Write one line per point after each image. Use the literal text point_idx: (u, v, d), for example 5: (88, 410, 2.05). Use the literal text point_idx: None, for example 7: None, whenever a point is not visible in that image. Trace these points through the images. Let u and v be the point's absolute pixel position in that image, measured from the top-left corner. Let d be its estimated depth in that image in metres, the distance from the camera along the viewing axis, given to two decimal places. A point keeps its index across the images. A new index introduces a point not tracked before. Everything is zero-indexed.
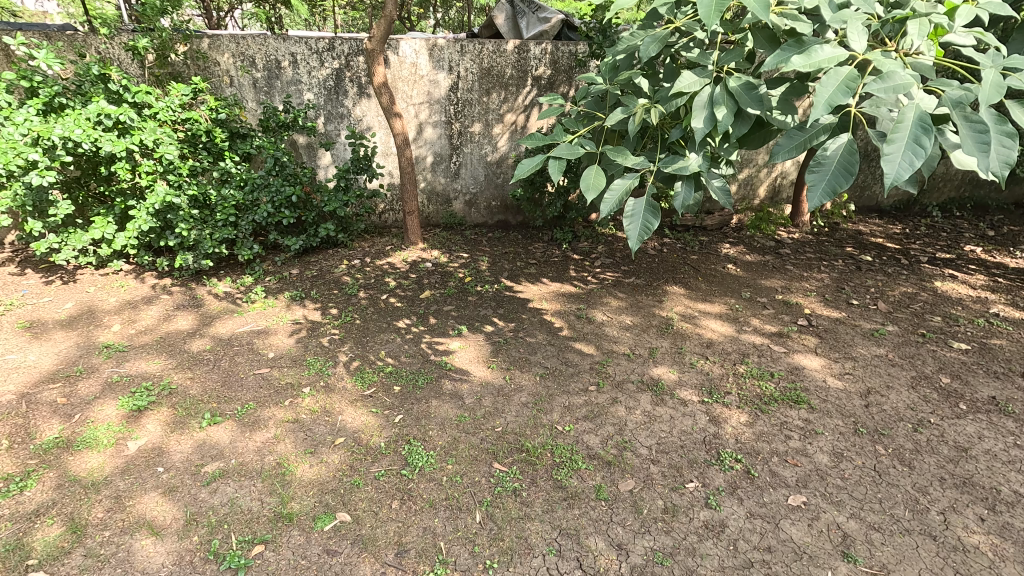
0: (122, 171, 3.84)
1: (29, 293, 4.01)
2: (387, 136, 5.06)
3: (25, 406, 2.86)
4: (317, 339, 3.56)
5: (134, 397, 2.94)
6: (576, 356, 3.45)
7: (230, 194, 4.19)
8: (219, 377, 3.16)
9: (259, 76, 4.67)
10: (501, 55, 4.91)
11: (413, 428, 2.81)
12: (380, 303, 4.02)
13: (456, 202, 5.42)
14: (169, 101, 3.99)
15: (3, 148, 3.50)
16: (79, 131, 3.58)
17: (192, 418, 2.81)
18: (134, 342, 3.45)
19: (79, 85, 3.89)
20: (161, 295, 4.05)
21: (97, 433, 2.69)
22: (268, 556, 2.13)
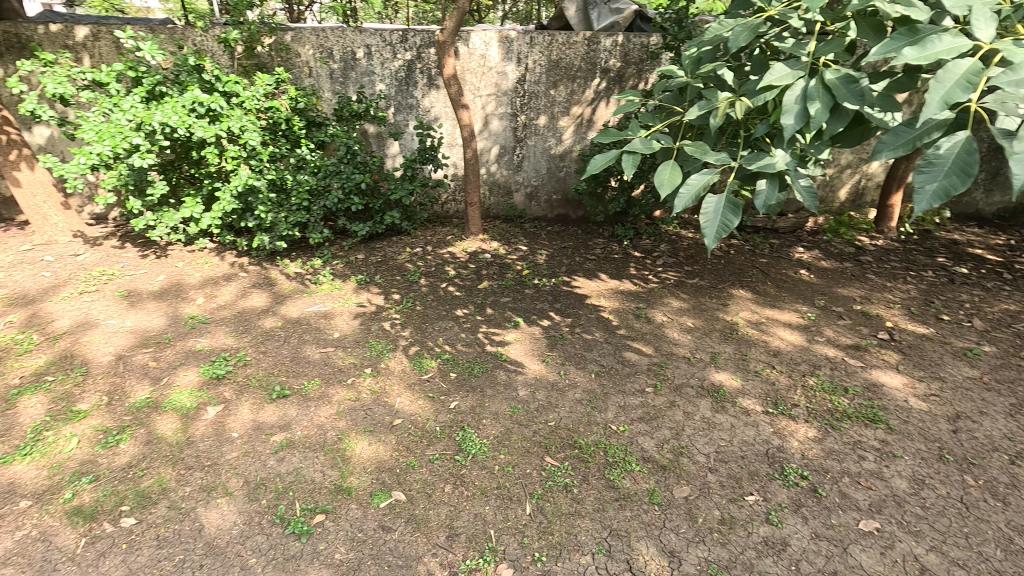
0: (211, 156, 4.12)
1: (127, 264, 4.41)
2: (453, 127, 5.14)
3: (121, 367, 3.15)
4: (379, 323, 3.68)
5: (214, 365, 3.18)
6: (633, 356, 3.38)
7: (305, 179, 4.40)
8: (288, 353, 3.34)
9: (336, 66, 4.86)
10: (571, 47, 4.84)
11: (467, 416, 2.86)
12: (439, 291, 4.10)
13: (518, 194, 5.43)
14: (254, 90, 4.24)
15: (112, 132, 3.85)
16: (176, 117, 3.86)
17: (264, 390, 3.00)
18: (215, 315, 3.72)
19: (177, 75, 4.19)
20: (239, 273, 4.33)
21: (182, 396, 2.93)
22: (328, 526, 2.24)
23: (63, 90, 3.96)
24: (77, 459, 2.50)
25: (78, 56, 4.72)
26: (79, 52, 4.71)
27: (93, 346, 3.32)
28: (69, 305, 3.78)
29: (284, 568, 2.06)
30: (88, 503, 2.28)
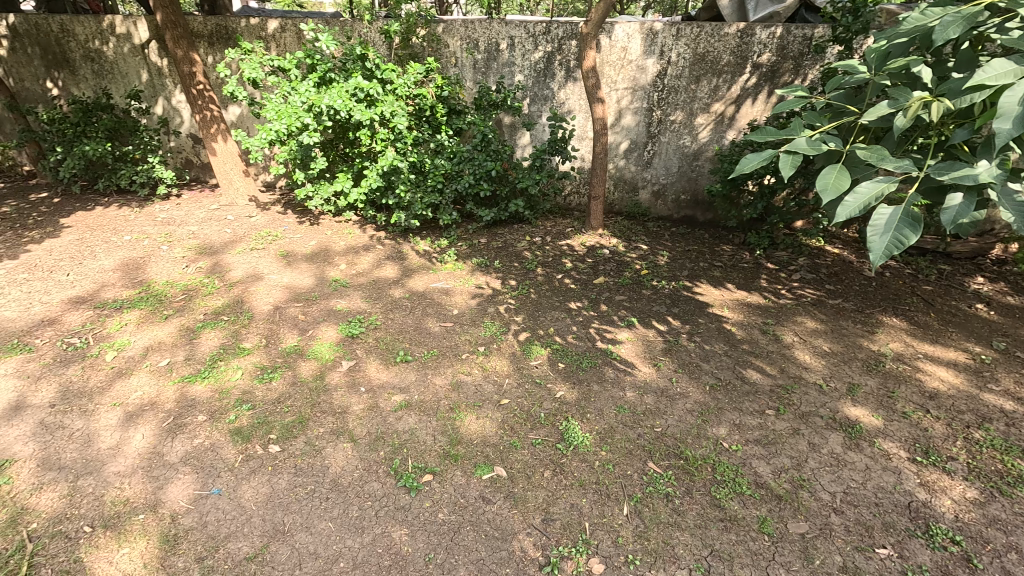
0: (364, 137, 4.55)
1: (288, 228, 5.06)
2: (585, 120, 5.12)
3: (277, 315, 3.65)
4: (494, 306, 3.83)
5: (350, 325, 3.55)
6: (755, 374, 3.14)
7: (441, 163, 4.67)
8: (412, 323, 3.62)
9: (480, 57, 5.09)
10: (721, 40, 4.56)
11: (572, 407, 2.88)
12: (555, 281, 4.15)
13: (643, 191, 5.28)
14: (406, 78, 4.58)
15: (289, 112, 4.40)
16: (340, 101, 4.32)
17: (390, 353, 3.29)
18: (354, 281, 4.13)
19: (344, 63, 4.63)
20: (377, 245, 4.75)
21: (323, 348, 3.32)
22: (435, 486, 2.40)
23: (256, 74, 4.61)
24: (240, 388, 2.95)
25: (268, 46, 5.47)
26: (269, 42, 5.45)
27: (258, 296, 3.88)
28: (243, 258, 4.44)
29: (395, 516, 2.25)
30: (246, 426, 2.68)
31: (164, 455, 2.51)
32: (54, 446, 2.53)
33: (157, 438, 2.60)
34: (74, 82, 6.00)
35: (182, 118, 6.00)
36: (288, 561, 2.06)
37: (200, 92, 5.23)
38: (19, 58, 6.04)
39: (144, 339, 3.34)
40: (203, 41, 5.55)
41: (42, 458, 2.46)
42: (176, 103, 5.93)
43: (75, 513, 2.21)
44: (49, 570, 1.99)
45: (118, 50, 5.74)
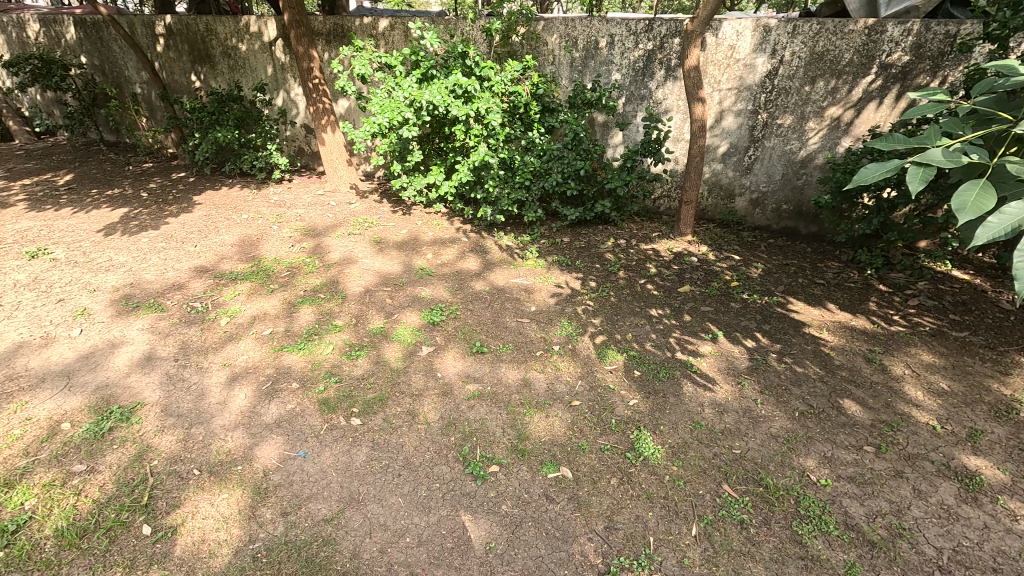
0: (459, 132, 4.69)
1: (383, 216, 5.36)
2: (683, 121, 4.92)
3: (367, 298, 3.88)
4: (572, 306, 3.81)
5: (431, 313, 3.69)
6: (854, 405, 2.87)
7: (530, 160, 4.70)
8: (490, 316, 3.69)
9: (578, 55, 5.06)
10: (844, 37, 4.17)
11: (645, 417, 2.80)
12: (637, 286, 4.04)
13: (740, 198, 4.98)
14: (503, 76, 4.66)
15: (392, 107, 4.65)
16: (439, 97, 4.48)
17: (467, 343, 3.38)
18: (438, 271, 4.29)
19: (446, 60, 4.80)
20: (463, 237, 4.90)
21: (405, 332, 3.49)
22: (500, 477, 2.44)
23: (365, 70, 4.91)
24: (330, 361, 3.18)
25: (377, 43, 5.80)
26: (379, 40, 5.78)
27: (351, 278, 4.15)
28: (341, 242, 4.77)
29: (460, 502, 2.32)
30: (332, 398, 2.89)
31: (261, 414, 2.76)
32: (175, 395, 2.88)
33: (257, 399, 2.87)
34: (213, 75, 6.76)
35: (298, 110, 6.54)
36: (360, 528, 2.19)
37: (315, 87, 5.66)
38: (172, 54, 6.90)
39: (253, 309, 3.70)
40: (321, 38, 6.00)
41: (164, 405, 2.81)
42: (294, 96, 6.47)
43: (187, 456, 2.50)
44: (164, 503, 2.26)
45: (250, 47, 6.37)
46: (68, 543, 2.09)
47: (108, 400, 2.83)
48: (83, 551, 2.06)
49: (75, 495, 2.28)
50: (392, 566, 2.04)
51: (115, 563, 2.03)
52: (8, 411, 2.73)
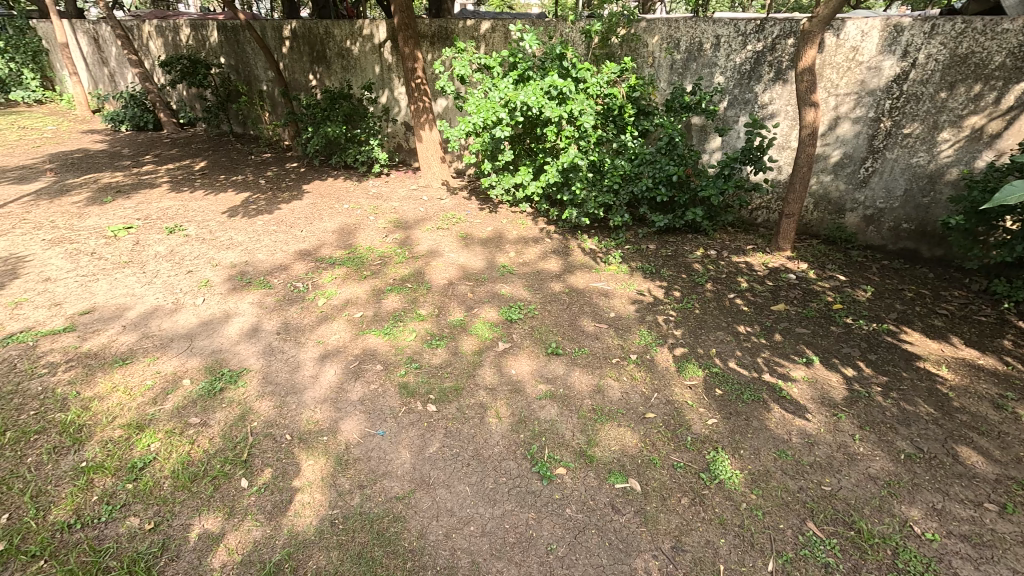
0: (550, 133, 4.71)
1: (470, 213, 5.52)
2: (791, 128, 4.58)
3: (449, 290, 4.02)
4: (653, 315, 3.69)
5: (509, 310, 3.75)
6: (975, 455, 2.53)
7: (621, 163, 4.61)
8: (567, 318, 3.68)
9: (679, 57, 4.89)
10: (995, 38, 3.68)
11: (724, 438, 2.65)
12: (725, 300, 3.83)
13: (851, 214, 4.55)
14: (599, 78, 4.61)
15: (487, 107, 4.77)
16: (534, 98, 4.53)
17: (542, 343, 3.40)
18: (519, 270, 4.34)
19: (543, 62, 4.84)
20: (546, 238, 4.92)
21: (483, 327, 3.57)
22: (567, 480, 2.43)
23: (465, 71, 5.08)
24: (412, 348, 3.34)
25: (478, 45, 5.98)
26: (480, 41, 5.95)
27: (436, 270, 4.32)
28: (430, 235, 4.98)
29: (525, 499, 2.34)
30: (411, 382, 3.03)
31: (347, 391, 2.96)
32: (275, 366, 3.17)
33: (344, 377, 3.08)
34: (328, 75, 7.32)
35: (400, 108, 6.90)
36: (428, 510, 2.27)
37: (417, 86, 5.95)
38: (295, 55, 7.57)
39: (346, 293, 3.97)
40: (427, 40, 6.29)
41: (266, 373, 3.10)
42: (397, 95, 6.84)
43: (282, 422, 2.74)
44: (260, 461, 2.50)
45: (362, 49, 6.82)
46: (181, 485, 2.37)
47: (221, 363, 3.18)
48: (192, 494, 2.33)
49: (189, 444, 2.58)
50: (455, 551, 2.11)
51: (217, 508, 2.27)
52: (143, 364, 3.15)
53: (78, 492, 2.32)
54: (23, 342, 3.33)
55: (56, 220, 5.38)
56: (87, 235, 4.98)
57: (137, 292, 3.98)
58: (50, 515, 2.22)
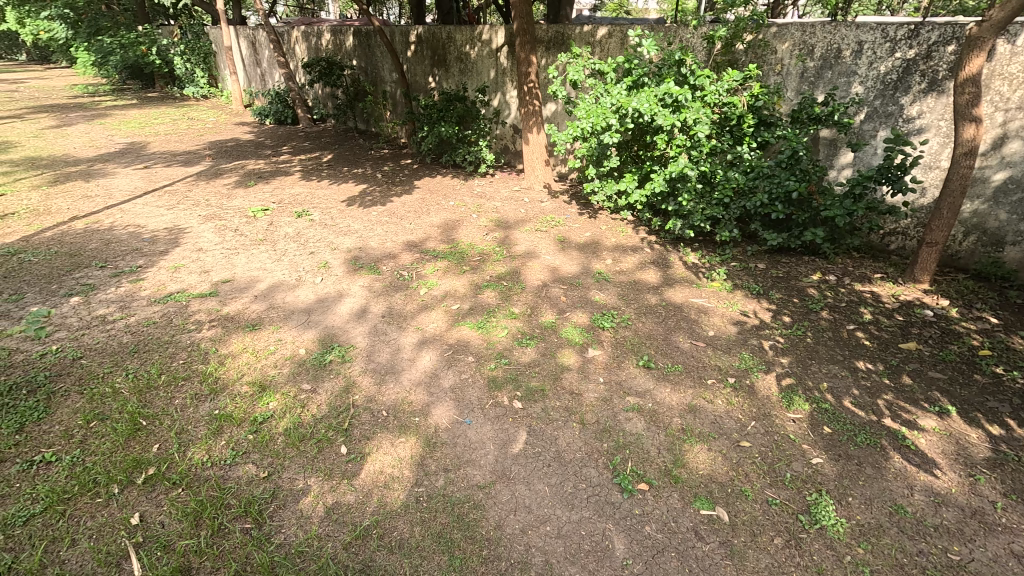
0: (660, 141, 4.57)
1: (569, 217, 5.53)
2: (942, 145, 4.05)
3: (543, 291, 4.07)
4: (757, 338, 3.46)
5: (602, 317, 3.71)
6: None
7: (734, 176, 4.35)
8: (662, 332, 3.56)
9: (812, 65, 4.52)
10: None
11: (829, 481, 2.42)
12: (843, 332, 3.48)
13: (1013, 248, 3.93)
14: (720, 85, 4.38)
15: (598, 113, 4.75)
16: (647, 105, 4.43)
17: (634, 354, 3.32)
18: (615, 278, 4.27)
19: (660, 68, 4.73)
20: (645, 248, 4.79)
21: (574, 331, 3.56)
22: (648, 497, 2.36)
23: (578, 77, 5.10)
24: (503, 344, 3.42)
25: (594, 50, 5.97)
26: (595, 47, 5.94)
27: (532, 271, 4.38)
28: (528, 236, 5.06)
29: (604, 509, 2.31)
30: (499, 377, 3.12)
31: (440, 378, 3.11)
32: (378, 346, 3.41)
33: (439, 364, 3.24)
34: (446, 78, 7.72)
35: (511, 111, 7.08)
36: (507, 503, 2.33)
37: (529, 90, 6.07)
38: (418, 59, 8.07)
39: (446, 285, 4.17)
40: (542, 46, 6.40)
41: (369, 352, 3.35)
42: (508, 98, 7.03)
43: (380, 399, 2.95)
44: (359, 432, 2.71)
45: (480, 53, 7.10)
46: (292, 443, 2.63)
47: (332, 338, 3.49)
48: (301, 452, 2.58)
49: (301, 406, 2.87)
50: (529, 548, 2.13)
51: (319, 468, 2.50)
52: (269, 331, 3.54)
53: (211, 435, 2.66)
54: (179, 301, 3.89)
55: (210, 199, 6.21)
56: (233, 214, 5.70)
57: (269, 267, 4.48)
58: (189, 451, 2.57)
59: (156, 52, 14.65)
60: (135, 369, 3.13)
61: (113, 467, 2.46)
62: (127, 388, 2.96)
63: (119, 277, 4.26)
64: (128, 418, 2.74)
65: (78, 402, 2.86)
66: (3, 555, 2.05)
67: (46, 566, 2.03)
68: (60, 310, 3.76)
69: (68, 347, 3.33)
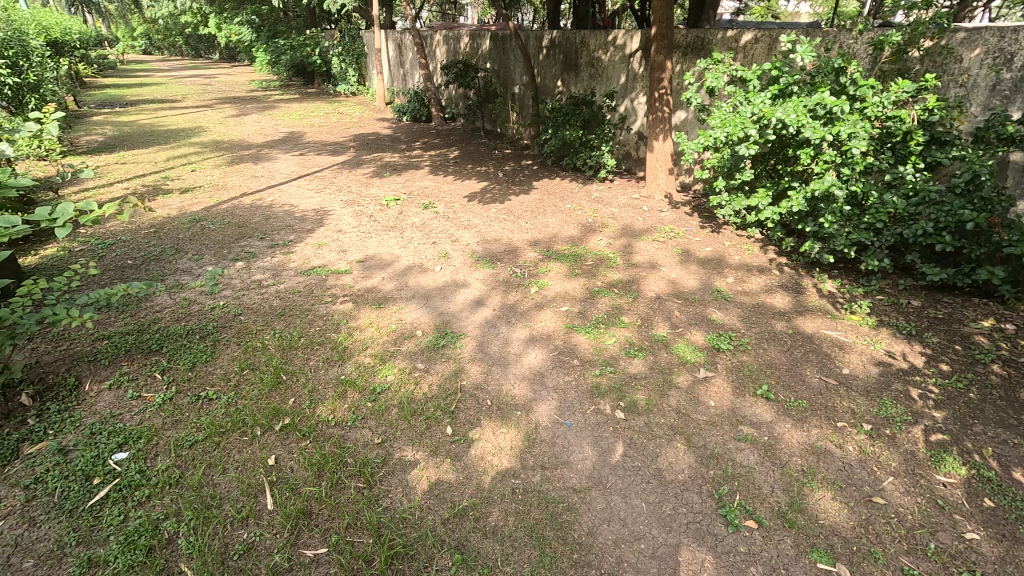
0: (805, 156, 4.18)
1: (690, 230, 5.28)
2: None
3: (657, 303, 3.94)
4: (904, 385, 3.04)
5: (719, 338, 3.50)
6: None
7: (891, 200, 3.84)
8: (786, 362, 3.27)
9: (1008, 76, 3.87)
10: None
11: (987, 563, 2.05)
12: (1019, 391, 2.94)
13: None
14: (885, 97, 3.88)
15: (736, 122, 4.47)
16: (794, 116, 4.07)
17: (752, 382, 3.09)
18: (737, 298, 4.00)
19: (813, 77, 4.33)
20: (775, 270, 4.42)
21: (687, 348, 3.40)
22: (756, 536, 2.18)
23: (717, 83, 4.85)
24: (610, 352, 3.37)
25: (736, 57, 5.65)
26: (738, 53, 5.62)
27: (646, 281, 4.26)
28: (645, 246, 4.93)
29: (705, 538, 2.18)
30: (604, 384, 3.08)
31: (544, 377, 3.15)
32: (488, 337, 3.54)
33: (544, 363, 3.28)
34: (576, 82, 7.76)
35: (638, 117, 6.94)
36: (601, 512, 2.29)
37: (660, 96, 5.89)
38: (550, 62, 8.21)
39: (557, 286, 4.20)
40: (679, 51, 6.19)
41: (479, 341, 3.49)
42: (637, 104, 6.89)
43: (485, 387, 3.06)
44: (463, 416, 2.84)
45: (612, 58, 7.04)
46: (404, 415, 2.83)
47: (447, 324, 3.68)
48: (410, 426, 2.76)
49: (414, 383, 3.07)
50: (621, 562, 2.08)
51: (426, 444, 2.65)
52: (392, 311, 3.83)
53: (336, 398, 2.95)
54: (319, 275, 4.35)
55: (351, 186, 6.86)
56: (369, 201, 6.25)
57: (396, 252, 4.84)
58: (318, 409, 2.87)
59: (319, 52, 16.51)
60: (281, 330, 3.56)
61: (258, 412, 2.82)
62: (275, 345, 3.39)
63: (274, 248, 4.87)
64: (272, 371, 3.13)
65: (236, 351, 3.33)
66: (173, 469, 2.45)
67: (203, 485, 2.39)
68: (228, 272, 4.39)
69: (232, 304, 3.88)
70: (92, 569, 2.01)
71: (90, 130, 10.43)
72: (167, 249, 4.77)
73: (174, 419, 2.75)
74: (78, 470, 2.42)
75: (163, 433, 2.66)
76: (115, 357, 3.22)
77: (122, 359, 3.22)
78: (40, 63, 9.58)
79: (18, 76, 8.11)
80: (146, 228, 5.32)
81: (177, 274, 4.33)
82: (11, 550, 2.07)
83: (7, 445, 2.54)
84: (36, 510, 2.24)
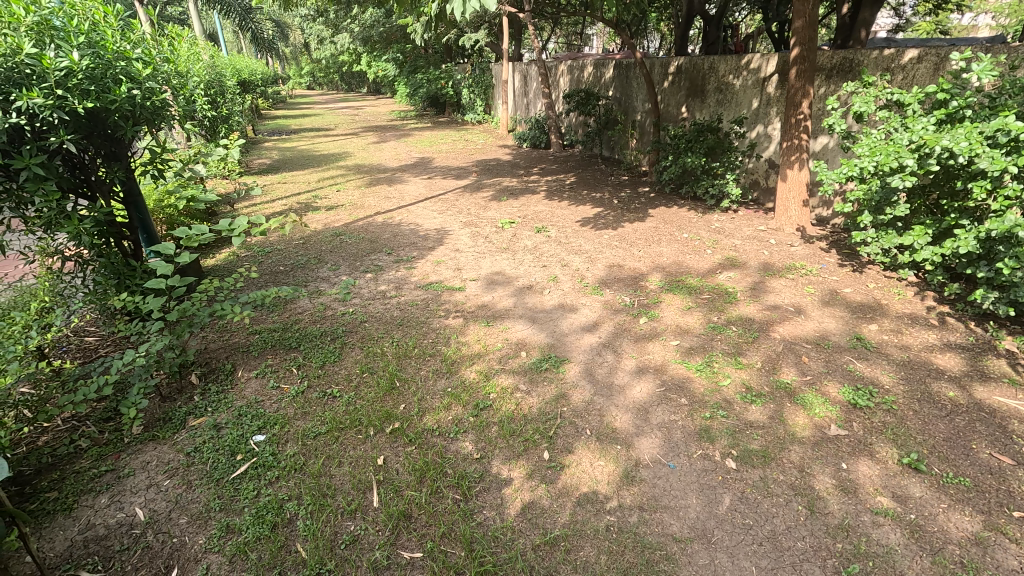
0: (977, 190, 3.57)
1: (827, 268, 4.77)
2: None
3: (782, 346, 3.59)
4: None
5: (857, 392, 3.08)
6: None
7: None
8: (944, 429, 2.78)
9: None
10: None
11: None
12: None
13: None
14: None
15: (889, 151, 3.98)
16: (965, 143, 3.52)
17: (897, 448, 2.67)
18: (882, 349, 3.51)
19: (994, 100, 3.73)
20: (933, 320, 3.81)
21: (816, 400, 3.04)
22: None
23: (866, 108, 4.38)
24: (723, 394, 3.13)
25: (893, 78, 5.06)
26: (895, 74, 5.04)
27: (769, 321, 3.91)
28: (771, 282, 4.55)
29: None
30: (714, 429, 2.86)
31: (648, 412, 3.01)
32: (592, 364, 3.49)
33: (649, 397, 3.15)
34: (701, 108, 7.49)
35: (770, 144, 6.47)
36: (703, 567, 2.12)
37: (797, 122, 5.45)
38: (675, 89, 8.02)
39: (668, 318, 4.03)
40: (822, 74, 5.70)
41: (583, 368, 3.45)
42: (770, 130, 6.44)
43: (585, 416, 3.00)
44: (562, 442, 2.81)
45: (744, 83, 6.69)
46: (503, 434, 2.87)
47: (551, 347, 3.70)
48: (509, 445, 2.80)
49: (515, 404, 3.11)
50: None
51: (522, 465, 2.67)
52: (499, 329, 3.96)
53: (442, 408, 3.09)
54: (436, 290, 4.64)
55: (470, 209, 7.26)
56: (486, 223, 6.54)
57: (507, 273, 5.00)
58: (425, 417, 3.03)
59: (452, 85, 17.93)
60: (398, 339, 3.84)
61: (372, 414, 3.05)
62: (392, 352, 3.66)
63: (398, 263, 5.29)
64: (388, 376, 3.37)
65: (359, 355, 3.65)
66: (299, 456, 2.73)
67: (322, 474, 2.63)
68: (359, 282, 4.86)
69: (360, 311, 4.28)
70: (229, 535, 2.29)
71: (262, 154, 12.32)
72: (311, 259, 5.42)
73: (303, 411, 3.08)
74: (227, 445, 2.80)
75: (294, 423, 2.98)
76: (263, 350, 3.71)
77: (268, 352, 3.69)
78: (231, 99, 11.54)
79: (215, 110, 9.83)
80: (297, 239, 6.09)
81: (317, 281, 4.89)
82: (172, 506, 2.45)
83: (178, 416, 3.03)
84: (193, 475, 2.62)
